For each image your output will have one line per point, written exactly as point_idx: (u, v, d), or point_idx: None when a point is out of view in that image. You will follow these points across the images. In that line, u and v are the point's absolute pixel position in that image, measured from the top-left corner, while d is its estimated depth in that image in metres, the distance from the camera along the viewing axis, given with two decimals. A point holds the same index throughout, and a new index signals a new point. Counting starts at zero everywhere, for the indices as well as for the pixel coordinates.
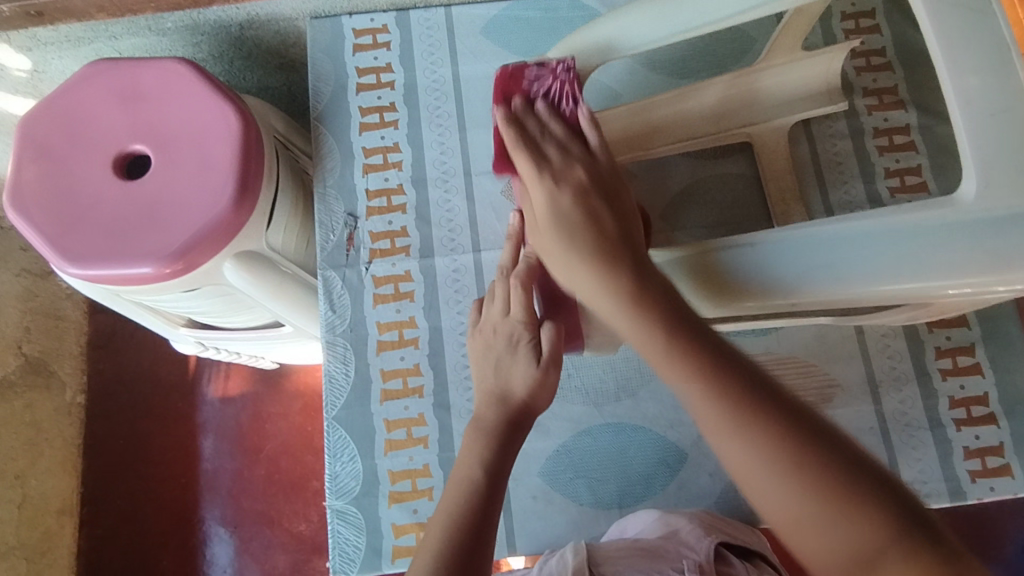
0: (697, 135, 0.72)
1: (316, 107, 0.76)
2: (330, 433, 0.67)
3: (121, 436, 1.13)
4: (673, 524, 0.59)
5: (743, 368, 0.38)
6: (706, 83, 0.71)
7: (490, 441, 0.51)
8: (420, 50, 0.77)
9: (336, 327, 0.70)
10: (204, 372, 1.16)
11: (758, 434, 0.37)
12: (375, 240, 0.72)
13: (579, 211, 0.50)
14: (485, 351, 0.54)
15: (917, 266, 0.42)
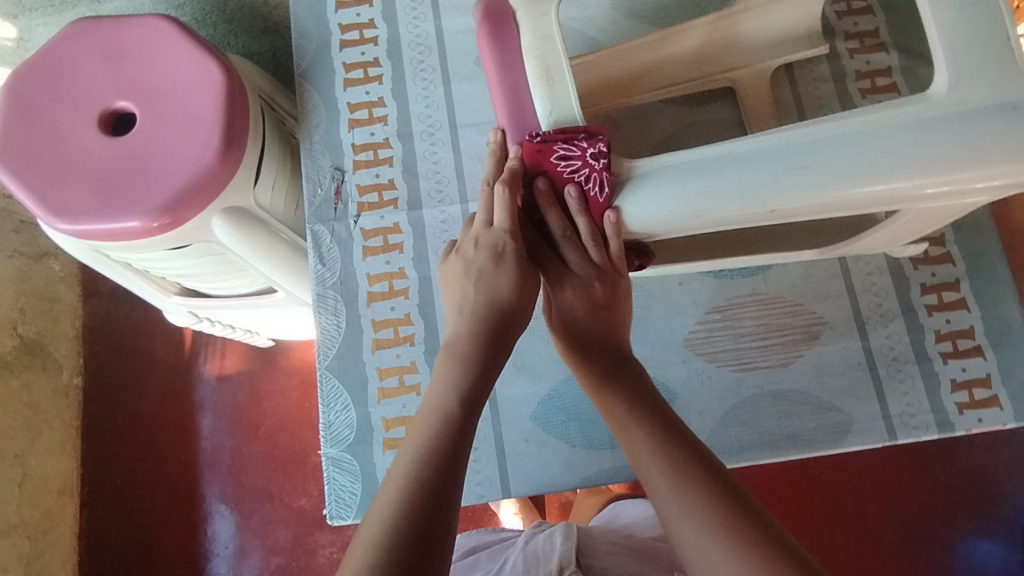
0: (679, 81, 0.73)
1: (299, 65, 0.76)
2: (323, 383, 0.68)
3: (118, 415, 1.14)
4: (668, 533, 0.64)
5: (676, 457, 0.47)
6: (688, 27, 0.71)
7: (465, 369, 0.50)
8: (402, 5, 0.77)
9: (326, 280, 0.70)
10: (201, 351, 1.16)
11: (692, 499, 0.44)
12: (363, 193, 0.72)
13: (560, 127, 0.47)
14: (467, 263, 0.54)
15: (878, 169, 0.43)
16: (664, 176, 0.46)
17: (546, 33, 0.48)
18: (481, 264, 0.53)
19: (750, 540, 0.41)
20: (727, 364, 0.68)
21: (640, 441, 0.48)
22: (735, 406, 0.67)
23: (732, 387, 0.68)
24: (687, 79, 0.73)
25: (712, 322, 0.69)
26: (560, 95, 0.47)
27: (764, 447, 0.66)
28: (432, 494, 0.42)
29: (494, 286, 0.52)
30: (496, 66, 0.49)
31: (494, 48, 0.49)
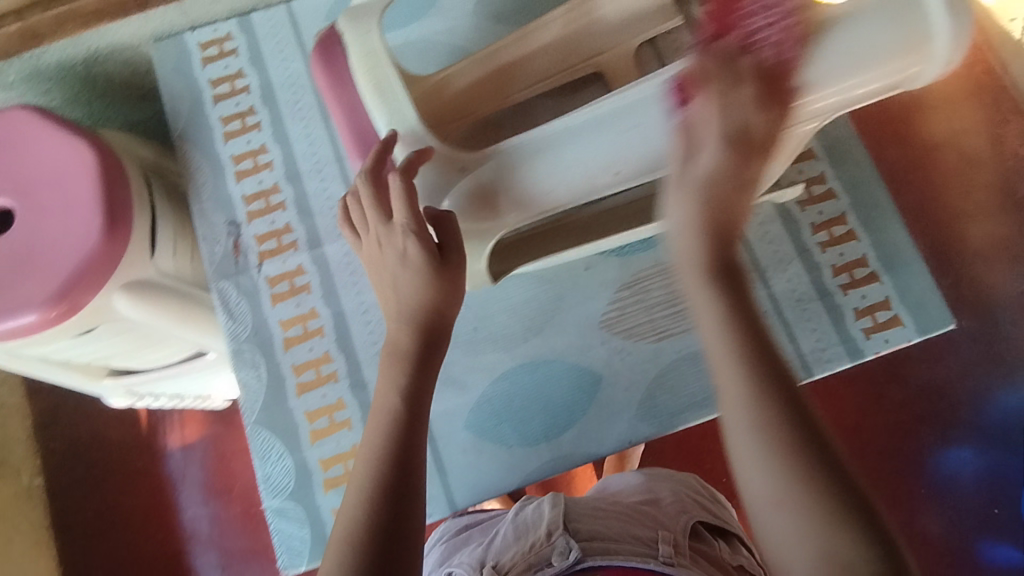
0: (549, 74, 0.74)
1: (176, 127, 0.76)
2: (255, 437, 0.68)
3: (86, 505, 1.11)
4: (654, 495, 0.64)
5: (766, 375, 0.43)
6: (545, 23, 0.73)
7: (404, 368, 0.52)
8: (268, 50, 0.78)
9: (240, 334, 0.70)
10: (160, 425, 1.14)
11: (753, 412, 0.42)
12: (261, 242, 0.73)
13: (398, 130, 0.55)
14: (384, 263, 0.54)
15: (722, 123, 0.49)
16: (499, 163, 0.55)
17: (371, 49, 0.56)
18: (399, 262, 0.53)
19: (810, 465, 0.40)
20: (644, 337, 0.70)
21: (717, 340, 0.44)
22: (657, 376, 0.69)
23: (652, 357, 0.69)
24: (557, 72, 0.74)
25: (622, 299, 0.71)
26: (389, 101, 0.55)
27: (691, 409, 0.68)
28: (384, 527, 0.46)
29: (416, 287, 0.53)
30: (329, 85, 0.59)
31: (326, 72, 0.59)
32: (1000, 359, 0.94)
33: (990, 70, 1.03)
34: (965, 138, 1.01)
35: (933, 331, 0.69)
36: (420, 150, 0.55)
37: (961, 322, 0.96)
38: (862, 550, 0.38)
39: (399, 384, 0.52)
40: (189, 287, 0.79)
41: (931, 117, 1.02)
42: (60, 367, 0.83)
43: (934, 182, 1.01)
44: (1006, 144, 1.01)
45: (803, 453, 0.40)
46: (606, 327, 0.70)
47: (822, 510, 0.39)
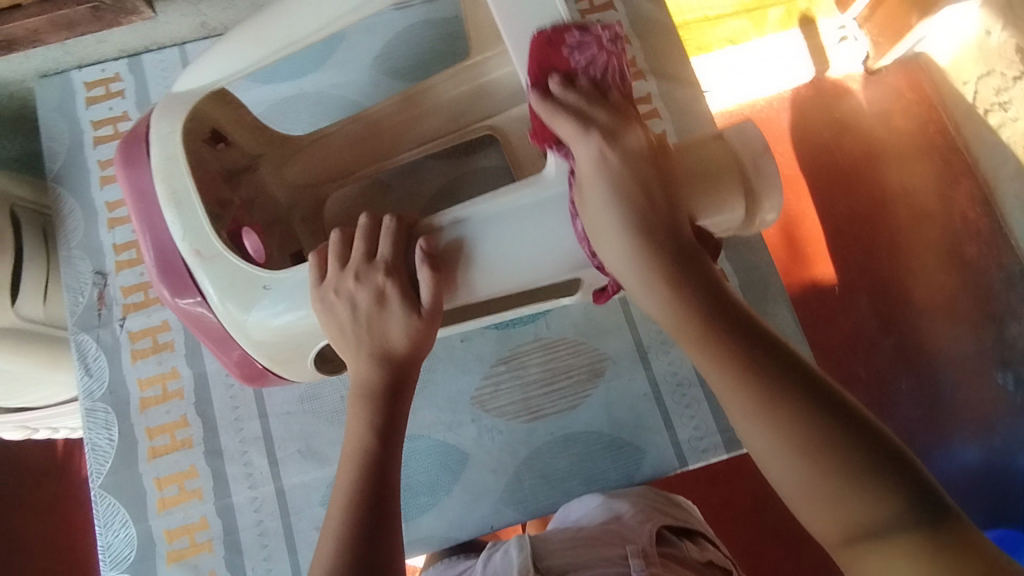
0: (437, 134, 0.69)
1: (52, 169, 0.74)
2: (99, 503, 0.65)
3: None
4: (615, 510, 0.59)
5: (766, 364, 0.36)
6: (435, 81, 0.68)
7: (374, 406, 0.48)
8: (156, 94, 0.75)
9: (94, 392, 0.67)
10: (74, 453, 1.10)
11: (761, 412, 0.35)
12: (127, 294, 0.69)
13: (194, 247, 0.50)
14: (331, 310, 0.48)
15: (564, 251, 0.47)
16: (294, 285, 0.49)
17: (172, 154, 0.52)
18: (356, 310, 0.47)
19: (841, 441, 0.33)
20: (517, 416, 0.67)
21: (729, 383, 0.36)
22: (528, 457, 0.66)
23: (524, 438, 0.66)
24: (444, 133, 0.70)
25: (497, 374, 0.68)
26: (188, 218, 0.51)
27: (561, 494, 0.65)
28: (365, 539, 0.44)
29: (368, 341, 0.48)
30: (131, 190, 0.53)
31: (130, 177, 0.53)
32: (939, 420, 0.91)
33: (944, 130, 0.99)
34: (916, 196, 0.98)
35: None
36: (210, 269, 0.50)
37: (900, 385, 0.92)
38: (932, 535, 0.31)
39: (376, 424, 0.48)
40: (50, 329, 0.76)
41: (883, 171, 0.99)
42: None
43: (879, 242, 0.97)
44: (955, 204, 0.97)
45: (832, 443, 0.33)
46: (477, 403, 0.67)
47: (851, 507, 0.33)
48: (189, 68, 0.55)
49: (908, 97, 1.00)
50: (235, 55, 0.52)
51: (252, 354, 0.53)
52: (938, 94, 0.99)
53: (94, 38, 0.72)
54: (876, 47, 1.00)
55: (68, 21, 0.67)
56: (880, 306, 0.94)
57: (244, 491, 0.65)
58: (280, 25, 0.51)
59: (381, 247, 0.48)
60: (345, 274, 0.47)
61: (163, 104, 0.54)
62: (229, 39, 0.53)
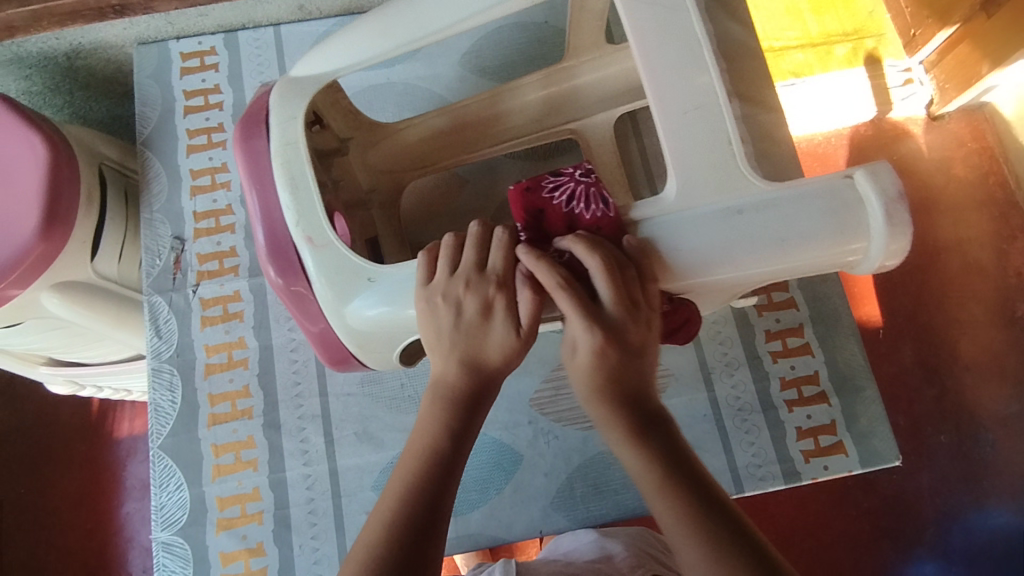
0: (522, 135, 0.69)
1: (142, 133, 0.75)
2: (156, 463, 0.66)
3: (23, 484, 1.08)
4: (608, 549, 0.57)
5: (672, 468, 0.43)
6: (524, 82, 0.68)
7: (452, 411, 0.48)
8: (248, 71, 0.77)
9: (162, 353, 0.68)
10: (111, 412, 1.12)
11: (676, 508, 0.41)
12: (202, 262, 0.71)
13: (307, 235, 0.51)
14: (435, 316, 0.48)
15: (774, 248, 0.46)
16: (398, 282, 0.50)
17: (291, 140, 0.52)
18: (460, 317, 0.48)
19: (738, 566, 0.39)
20: (573, 423, 0.67)
21: (583, 366, 0.47)
22: (581, 465, 0.66)
23: (580, 446, 0.66)
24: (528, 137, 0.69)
25: (558, 379, 0.68)
26: (303, 204, 0.52)
27: (611, 508, 0.65)
28: (415, 534, 0.43)
29: (464, 348, 0.48)
30: (247, 167, 0.54)
31: (246, 155, 0.54)
32: (976, 481, 0.89)
33: (1003, 183, 0.97)
34: (970, 247, 0.96)
35: (875, 466, 0.65)
36: (319, 255, 0.51)
37: (939, 437, 0.91)
38: None
39: (451, 426, 0.47)
40: (121, 288, 0.77)
41: (937, 220, 0.97)
42: None
43: (929, 290, 0.95)
44: (1009, 259, 0.95)
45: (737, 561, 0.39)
46: (536, 406, 0.67)
47: None
48: (308, 53, 0.56)
49: (969, 146, 0.99)
50: (357, 46, 0.53)
51: (341, 338, 0.54)
52: (1000, 145, 0.98)
53: (196, 12, 0.74)
54: (941, 92, 0.98)
55: None
56: (931, 353, 0.93)
57: (298, 467, 0.65)
58: (406, 21, 0.52)
59: (494, 257, 0.48)
60: (455, 279, 0.48)
61: (282, 86, 0.55)
62: (352, 29, 0.54)
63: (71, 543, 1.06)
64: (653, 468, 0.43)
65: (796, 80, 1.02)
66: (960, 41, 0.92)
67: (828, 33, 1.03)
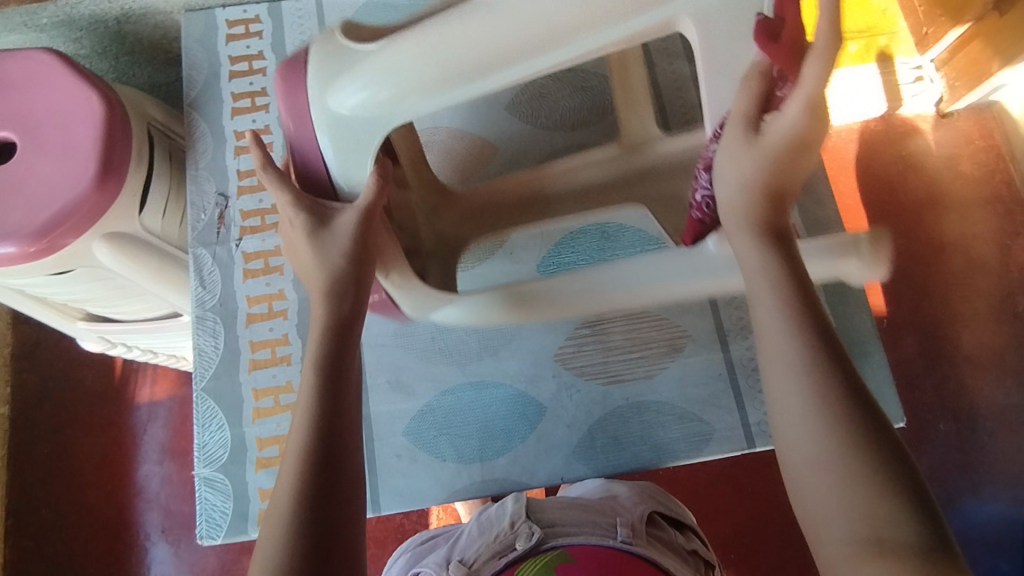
0: None
1: (189, 95, 0.79)
2: (199, 404, 0.69)
3: (47, 442, 1.12)
4: (613, 491, 0.63)
5: (812, 328, 0.40)
6: None
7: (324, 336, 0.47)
8: (291, 39, 0.81)
9: (206, 301, 0.72)
10: (134, 375, 1.15)
11: (805, 361, 0.39)
12: (245, 218, 0.75)
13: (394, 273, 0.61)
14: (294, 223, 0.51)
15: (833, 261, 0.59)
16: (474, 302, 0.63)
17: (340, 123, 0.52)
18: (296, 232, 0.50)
19: (852, 411, 0.37)
20: (595, 378, 0.70)
21: (777, 319, 0.41)
22: (602, 419, 0.69)
23: (600, 400, 0.70)
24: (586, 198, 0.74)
25: (581, 337, 0.71)
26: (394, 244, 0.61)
27: (629, 460, 0.68)
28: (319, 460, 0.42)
29: (300, 247, 0.50)
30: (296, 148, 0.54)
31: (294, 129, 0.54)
32: (972, 466, 0.92)
33: (1009, 180, 1.01)
34: (974, 244, 1.00)
35: None
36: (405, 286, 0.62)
37: (938, 424, 0.94)
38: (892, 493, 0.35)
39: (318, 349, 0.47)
40: (164, 245, 0.81)
41: (943, 214, 1.01)
42: (35, 301, 0.85)
43: (933, 281, 0.99)
44: (1013, 256, 0.98)
45: (841, 402, 0.37)
46: (560, 360, 0.71)
47: (852, 468, 0.36)
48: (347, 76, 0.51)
49: (976, 144, 1.02)
50: (405, 81, 0.49)
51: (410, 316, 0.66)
52: (1007, 144, 1.01)
53: None
54: (950, 89, 1.02)
55: None
56: (930, 336, 0.97)
57: None
58: (459, 45, 0.47)
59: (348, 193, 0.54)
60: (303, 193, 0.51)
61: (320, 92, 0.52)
62: (400, 59, 0.48)
63: (92, 501, 1.10)
64: (831, 406, 0.37)
65: None
66: (973, 38, 0.96)
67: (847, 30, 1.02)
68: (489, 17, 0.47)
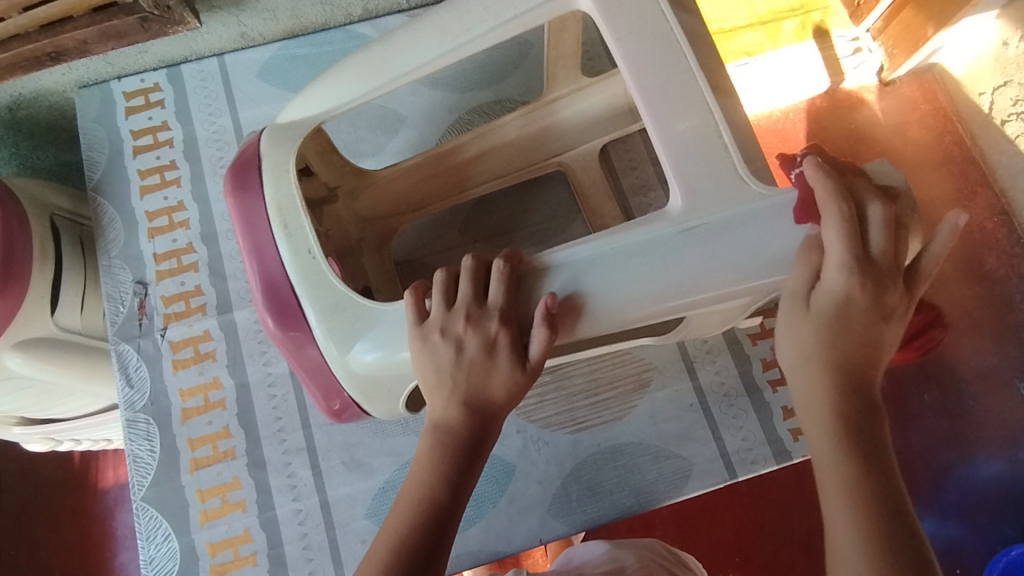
0: (507, 171, 0.70)
1: (92, 179, 0.74)
2: (141, 517, 0.64)
3: (15, 545, 1.05)
4: (619, 560, 0.57)
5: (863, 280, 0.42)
6: (503, 121, 0.69)
7: (442, 462, 0.46)
8: (197, 106, 0.76)
9: (135, 403, 0.67)
10: (95, 462, 1.08)
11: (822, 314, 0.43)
12: (168, 304, 0.69)
13: None
14: (431, 348, 0.46)
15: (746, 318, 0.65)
16: None
17: (317, 290, 0.49)
18: (460, 356, 0.46)
19: (846, 352, 0.43)
20: (561, 427, 0.66)
21: (807, 331, 0.44)
22: (574, 469, 0.65)
23: (570, 449, 0.66)
24: (514, 169, 0.70)
25: (541, 385, 0.67)
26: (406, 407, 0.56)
27: (608, 508, 0.65)
28: None
29: (433, 388, 0.46)
30: (279, 328, 0.50)
31: (277, 316, 0.50)
32: (964, 437, 0.84)
33: (960, 141, 0.93)
34: (937, 207, 0.92)
35: None
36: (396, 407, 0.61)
37: (923, 397, 0.86)
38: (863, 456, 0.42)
39: (429, 497, 0.45)
40: (93, 342, 0.75)
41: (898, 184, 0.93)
42: None
43: None
44: (975, 215, 0.90)
45: (843, 362, 0.43)
46: (522, 414, 0.67)
47: (837, 414, 0.43)
48: (376, 328, 0.48)
49: (922, 108, 0.95)
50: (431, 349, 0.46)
51: None
52: (954, 104, 0.93)
53: (135, 49, 0.72)
54: (891, 58, 0.93)
55: (117, 32, 0.67)
56: None
57: (288, 503, 0.64)
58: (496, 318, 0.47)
59: (494, 293, 0.46)
60: (455, 316, 0.46)
61: (309, 284, 0.49)
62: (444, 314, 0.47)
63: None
64: (827, 348, 0.43)
65: (748, 60, 0.99)
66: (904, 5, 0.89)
67: (775, 10, 0.99)
68: (579, 292, 0.45)
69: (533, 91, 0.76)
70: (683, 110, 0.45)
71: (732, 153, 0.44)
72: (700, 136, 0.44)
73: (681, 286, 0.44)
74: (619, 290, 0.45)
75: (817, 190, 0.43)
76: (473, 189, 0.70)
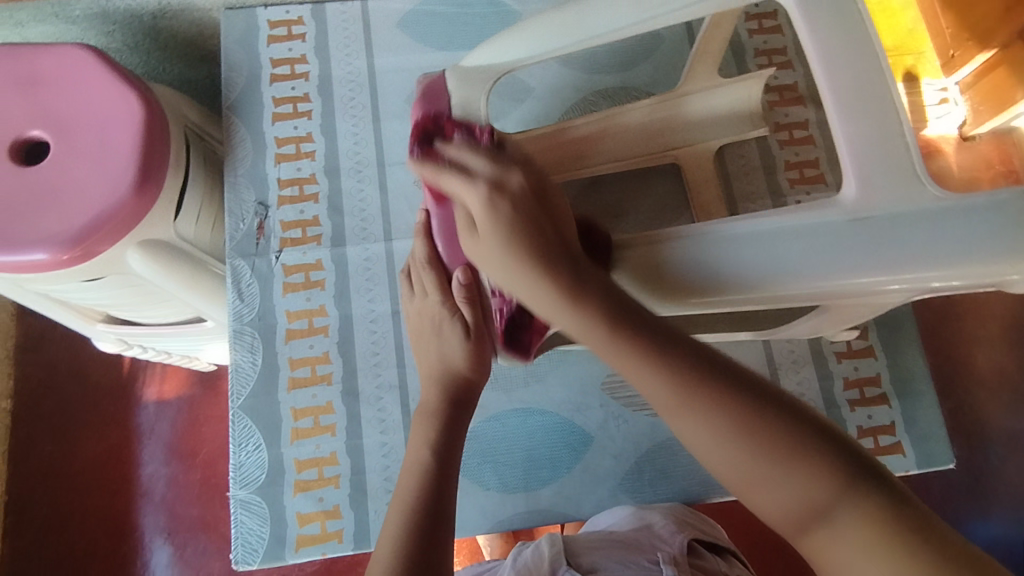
0: (625, 156, 0.72)
1: (228, 97, 0.76)
2: (235, 423, 0.67)
3: (49, 441, 1.00)
4: (646, 519, 0.61)
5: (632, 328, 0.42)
6: (633, 106, 0.71)
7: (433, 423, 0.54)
8: (336, 44, 0.78)
9: (244, 316, 0.69)
10: (138, 374, 1.04)
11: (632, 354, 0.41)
12: (286, 229, 0.72)
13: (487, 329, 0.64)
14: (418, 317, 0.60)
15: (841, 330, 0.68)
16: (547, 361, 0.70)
17: None
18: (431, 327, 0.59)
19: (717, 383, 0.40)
20: (643, 409, 0.68)
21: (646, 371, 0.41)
22: (650, 450, 0.68)
23: (648, 431, 0.68)
24: (633, 155, 0.72)
25: None
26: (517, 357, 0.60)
27: (675, 492, 0.67)
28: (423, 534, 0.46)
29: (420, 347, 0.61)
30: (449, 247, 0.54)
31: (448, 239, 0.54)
32: (981, 492, 0.88)
33: None
34: None
35: (930, 467, 0.68)
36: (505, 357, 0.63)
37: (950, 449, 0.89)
38: (824, 476, 0.37)
39: (431, 437, 0.53)
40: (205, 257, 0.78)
41: None
42: (57, 304, 0.81)
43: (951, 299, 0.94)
44: None
45: (737, 406, 0.39)
46: (607, 389, 0.69)
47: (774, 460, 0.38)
48: None
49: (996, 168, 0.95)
50: None
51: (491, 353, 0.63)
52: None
53: None
54: (974, 113, 0.96)
55: None
56: (944, 369, 0.92)
57: (375, 435, 0.67)
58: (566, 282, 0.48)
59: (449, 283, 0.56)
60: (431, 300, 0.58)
61: None
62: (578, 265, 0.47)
63: (90, 508, 0.98)
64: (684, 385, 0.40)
65: None
66: (998, 65, 0.90)
67: None
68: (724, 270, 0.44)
69: (659, 84, 0.78)
70: (868, 111, 0.46)
71: (913, 159, 0.44)
72: (876, 139, 0.45)
73: (782, 278, 0.44)
74: (713, 275, 0.45)
75: (988, 206, 0.42)
76: (590, 167, 0.72)
